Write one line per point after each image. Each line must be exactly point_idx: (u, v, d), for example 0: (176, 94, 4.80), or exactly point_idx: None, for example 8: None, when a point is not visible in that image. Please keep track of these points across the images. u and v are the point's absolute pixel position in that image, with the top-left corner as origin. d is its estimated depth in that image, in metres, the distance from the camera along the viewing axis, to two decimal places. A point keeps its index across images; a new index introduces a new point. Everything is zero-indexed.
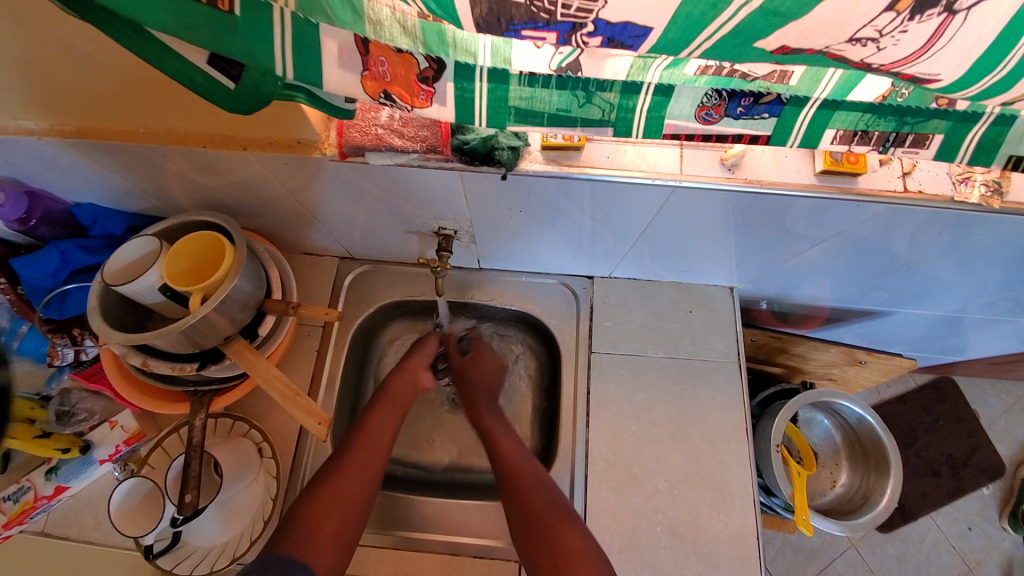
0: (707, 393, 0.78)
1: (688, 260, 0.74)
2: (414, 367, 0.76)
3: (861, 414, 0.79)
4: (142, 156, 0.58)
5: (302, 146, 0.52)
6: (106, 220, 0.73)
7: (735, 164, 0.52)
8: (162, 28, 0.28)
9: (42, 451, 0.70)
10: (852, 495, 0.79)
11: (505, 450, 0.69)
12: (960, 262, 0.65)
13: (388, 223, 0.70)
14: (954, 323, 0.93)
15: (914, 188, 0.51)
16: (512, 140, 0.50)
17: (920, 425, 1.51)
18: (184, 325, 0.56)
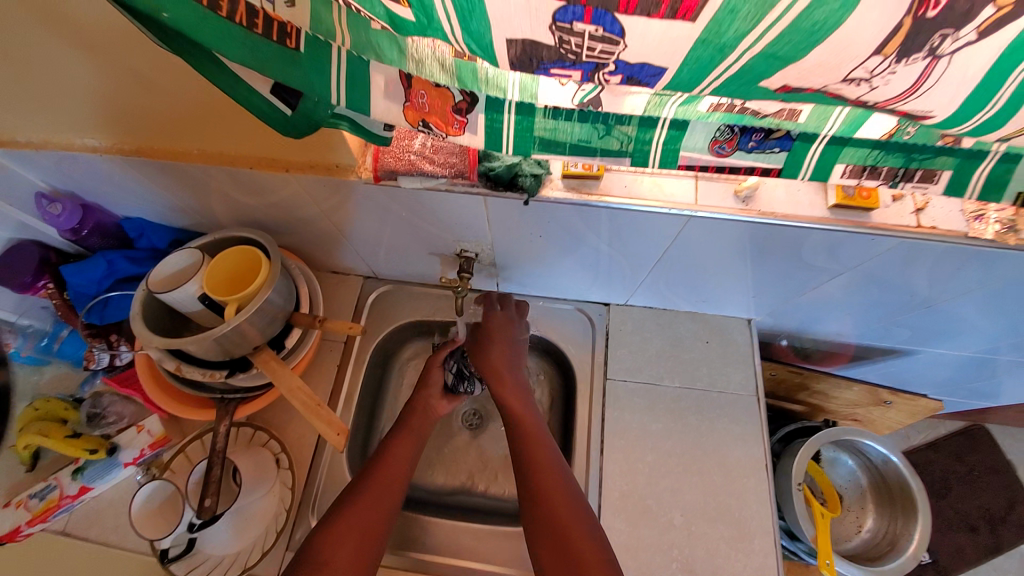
0: (725, 425, 0.77)
1: (704, 290, 0.75)
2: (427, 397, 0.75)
3: (886, 455, 0.76)
4: (193, 174, 0.63)
5: (340, 170, 0.56)
6: (153, 233, 0.79)
7: (749, 196, 0.54)
8: (241, 62, 0.31)
9: (71, 451, 0.73)
10: (878, 541, 0.76)
11: (533, 441, 0.65)
12: (982, 301, 0.65)
13: (413, 244, 0.73)
14: (983, 365, 0.90)
15: (928, 224, 0.52)
16: (535, 168, 0.52)
17: (953, 475, 1.46)
18: (218, 333, 0.59)
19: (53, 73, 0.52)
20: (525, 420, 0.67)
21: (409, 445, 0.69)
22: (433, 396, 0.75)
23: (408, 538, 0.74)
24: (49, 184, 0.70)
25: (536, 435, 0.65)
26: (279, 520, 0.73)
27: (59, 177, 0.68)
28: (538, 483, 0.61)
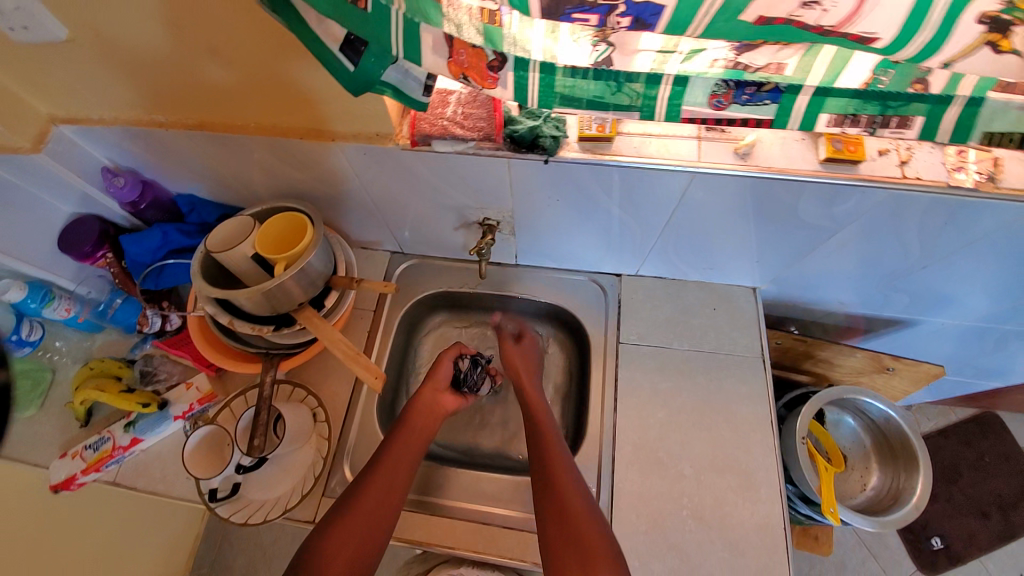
0: (732, 385, 0.81)
1: (709, 256, 0.80)
2: (432, 391, 0.79)
3: (885, 411, 0.80)
4: (245, 146, 0.71)
5: (379, 138, 0.64)
6: (203, 208, 0.87)
7: (747, 152, 0.60)
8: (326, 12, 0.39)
9: (126, 404, 0.81)
10: (883, 496, 0.79)
11: (550, 450, 0.70)
12: (974, 259, 0.69)
13: (440, 213, 0.80)
14: (984, 335, 0.94)
15: (911, 174, 0.58)
16: (554, 131, 0.59)
17: (963, 461, 1.47)
18: (268, 287, 0.66)
19: (135, 59, 0.61)
20: (548, 440, 0.71)
21: (392, 470, 0.68)
22: (439, 389, 0.80)
23: (435, 486, 0.80)
24: (111, 159, 0.79)
25: (558, 452, 0.70)
26: (317, 466, 0.79)
27: (127, 153, 0.77)
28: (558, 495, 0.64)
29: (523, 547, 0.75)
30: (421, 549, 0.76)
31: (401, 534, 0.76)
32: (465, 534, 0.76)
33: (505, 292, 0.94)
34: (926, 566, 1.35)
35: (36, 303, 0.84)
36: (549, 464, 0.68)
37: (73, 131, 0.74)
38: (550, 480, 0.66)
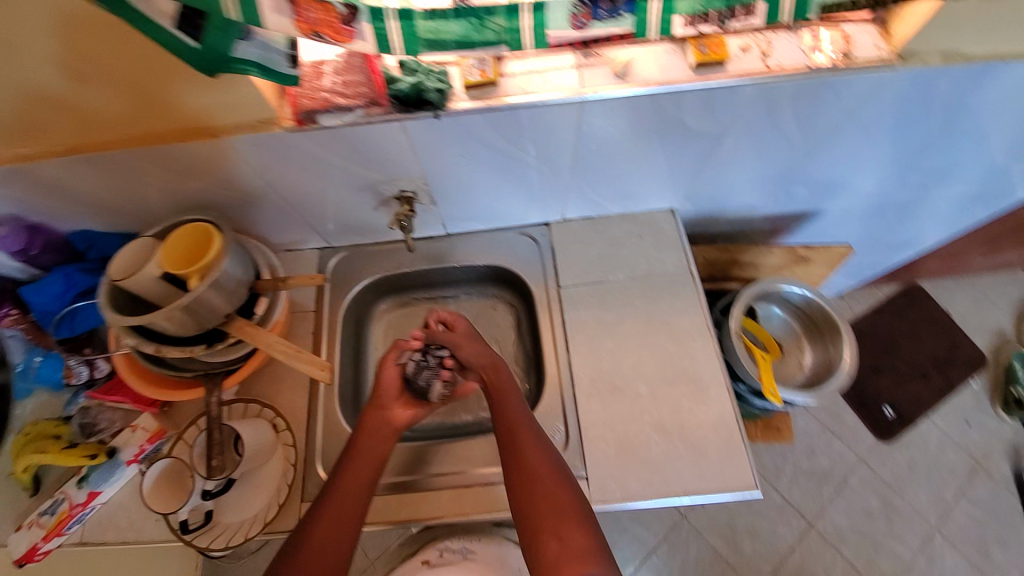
0: (669, 302, 0.86)
1: (623, 185, 0.83)
2: (378, 411, 0.74)
3: (804, 293, 0.87)
4: (127, 163, 0.67)
5: (264, 124, 0.62)
6: (102, 242, 0.82)
7: (625, 72, 0.63)
8: None
9: (71, 460, 0.77)
10: (820, 370, 0.87)
11: (513, 418, 0.71)
12: (852, 136, 0.75)
13: (354, 196, 0.78)
14: (883, 211, 1.02)
15: (774, 64, 0.63)
16: (438, 84, 0.60)
17: (898, 333, 1.61)
18: (185, 300, 0.63)
19: None
20: (510, 409, 0.72)
21: (354, 488, 0.68)
22: (390, 400, 0.75)
23: (412, 465, 0.80)
24: None
25: (520, 420, 0.70)
26: (288, 475, 0.78)
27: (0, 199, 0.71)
28: (535, 474, 0.66)
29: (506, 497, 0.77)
30: (406, 526, 0.77)
31: (389, 517, 0.77)
32: (449, 500, 0.77)
33: (443, 264, 0.94)
34: (884, 433, 1.48)
35: None
36: (512, 435, 0.69)
37: None
38: (516, 450, 0.68)
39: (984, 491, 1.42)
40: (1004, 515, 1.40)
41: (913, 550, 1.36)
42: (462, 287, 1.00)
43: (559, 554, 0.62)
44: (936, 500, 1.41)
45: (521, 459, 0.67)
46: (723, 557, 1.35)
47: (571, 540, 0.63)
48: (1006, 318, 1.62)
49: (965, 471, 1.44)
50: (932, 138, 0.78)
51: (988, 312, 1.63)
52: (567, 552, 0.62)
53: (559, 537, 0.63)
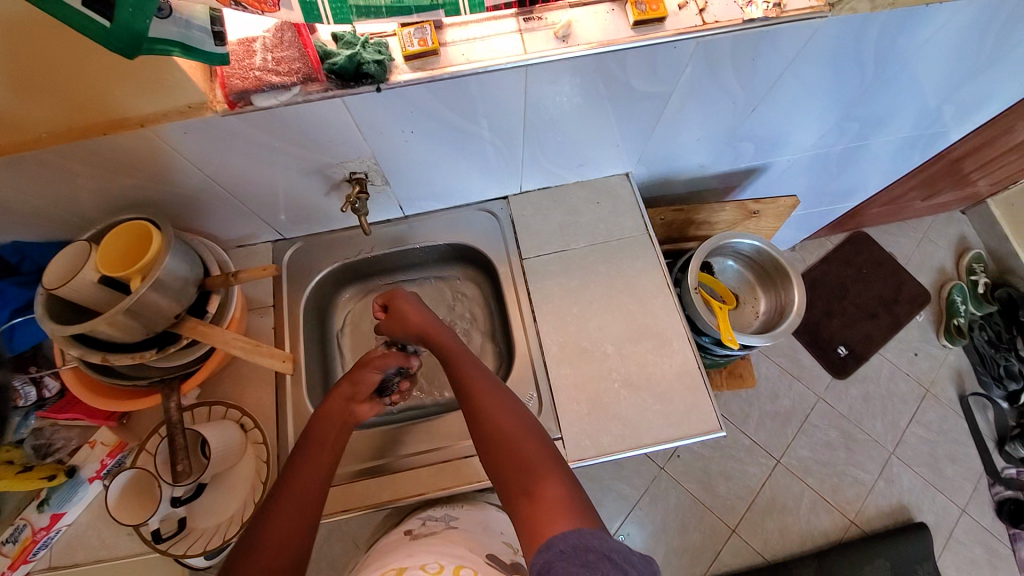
0: (629, 263, 0.88)
1: (576, 152, 0.83)
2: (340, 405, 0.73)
3: (754, 244, 0.90)
4: (48, 163, 0.62)
5: (194, 110, 0.59)
6: (35, 253, 0.77)
7: (567, 34, 0.62)
8: None
9: (27, 485, 0.72)
10: (773, 315, 0.91)
11: (477, 385, 0.72)
12: (791, 86, 0.77)
13: (302, 183, 0.76)
14: (825, 161, 1.07)
15: (710, 20, 0.63)
16: (376, 55, 0.58)
17: (847, 279, 1.71)
18: (127, 303, 0.59)
19: None
20: (475, 377, 0.73)
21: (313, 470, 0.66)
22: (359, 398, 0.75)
23: (389, 446, 0.81)
24: None
25: (485, 385, 0.72)
26: (262, 472, 0.76)
27: None
28: (501, 433, 0.67)
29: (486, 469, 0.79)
30: (387, 507, 0.78)
31: (370, 499, 0.77)
32: (430, 477, 0.78)
33: (404, 246, 0.93)
34: (840, 372, 1.58)
35: None
36: (477, 401, 0.70)
37: None
38: (480, 413, 0.69)
39: (932, 415, 1.55)
40: (949, 433, 1.53)
41: (872, 475, 1.47)
42: (426, 268, 1.00)
43: (531, 512, 0.59)
44: (890, 427, 1.52)
45: (485, 422, 0.68)
46: (702, 502, 1.43)
47: (544, 495, 0.60)
48: (943, 256, 1.74)
49: (914, 398, 1.56)
50: (864, 85, 0.82)
51: (928, 252, 1.75)
52: (539, 508, 0.59)
53: (530, 495, 0.61)
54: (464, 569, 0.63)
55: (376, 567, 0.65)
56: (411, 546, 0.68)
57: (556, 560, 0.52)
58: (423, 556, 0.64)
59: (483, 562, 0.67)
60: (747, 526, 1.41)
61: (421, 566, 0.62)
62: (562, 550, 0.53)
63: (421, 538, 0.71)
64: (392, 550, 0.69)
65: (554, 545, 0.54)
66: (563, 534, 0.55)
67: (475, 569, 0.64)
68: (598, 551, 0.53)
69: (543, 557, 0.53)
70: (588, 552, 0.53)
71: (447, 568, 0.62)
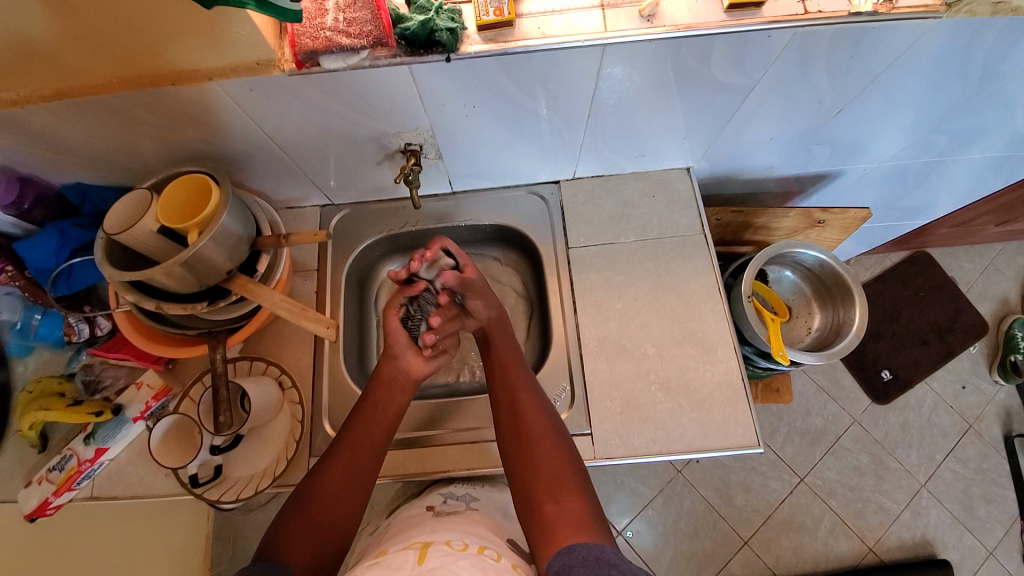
0: (679, 264, 0.84)
1: (639, 141, 0.79)
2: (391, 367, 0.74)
3: (818, 256, 0.85)
4: (117, 108, 0.62)
5: (261, 67, 0.58)
6: (95, 196, 0.78)
7: (653, 14, 0.58)
8: None
9: (77, 418, 0.76)
10: (827, 333, 0.86)
11: (514, 383, 0.72)
12: (883, 95, 0.71)
13: (357, 150, 0.75)
14: (902, 174, 0.99)
15: (813, 9, 0.58)
16: (449, 23, 0.55)
17: (901, 300, 1.61)
18: (183, 256, 0.60)
19: None
20: (512, 374, 0.73)
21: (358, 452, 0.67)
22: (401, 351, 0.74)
23: (418, 420, 0.82)
24: None
25: (519, 385, 0.71)
26: (296, 431, 0.78)
27: None
28: (531, 434, 0.67)
29: None
30: (410, 479, 0.79)
31: (395, 470, 0.78)
32: (456, 456, 0.79)
33: (448, 223, 0.91)
34: (881, 396, 1.51)
35: None
36: (511, 399, 0.70)
37: None
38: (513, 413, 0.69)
39: (973, 452, 1.46)
40: (989, 472, 1.44)
41: (899, 505, 1.41)
42: (468, 247, 0.98)
43: (556, 516, 0.62)
44: (926, 459, 1.45)
45: (520, 420, 0.69)
46: (717, 510, 1.40)
47: (566, 504, 0.63)
48: (1010, 286, 1.62)
49: (956, 433, 1.48)
50: (963, 100, 0.75)
51: (993, 280, 1.63)
52: (563, 516, 0.62)
53: (555, 500, 0.63)
54: (489, 550, 0.62)
55: (400, 538, 0.65)
56: (436, 522, 0.68)
57: (578, 565, 0.54)
58: (447, 532, 0.64)
59: (505, 546, 0.67)
60: (761, 540, 1.38)
61: (447, 541, 0.62)
62: (584, 558, 0.55)
63: (445, 516, 0.72)
64: (416, 524, 0.69)
65: (576, 552, 0.56)
66: (586, 544, 0.57)
67: (500, 552, 0.63)
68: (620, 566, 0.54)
69: (564, 561, 0.56)
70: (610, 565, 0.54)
71: (472, 546, 0.62)
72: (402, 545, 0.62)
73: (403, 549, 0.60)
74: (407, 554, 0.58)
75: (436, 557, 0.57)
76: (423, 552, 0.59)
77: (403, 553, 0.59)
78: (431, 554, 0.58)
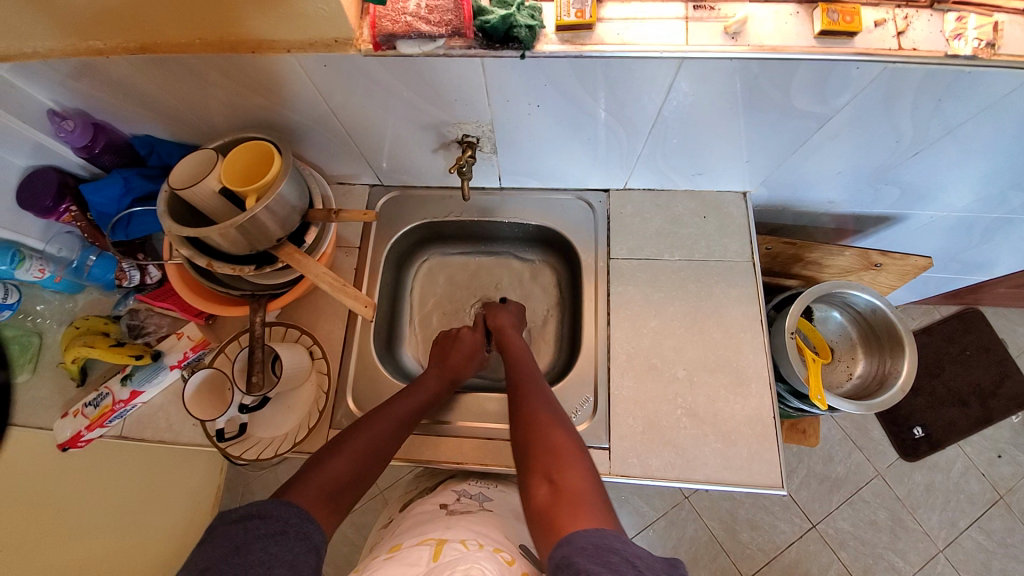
0: (722, 289, 0.82)
1: (698, 160, 0.77)
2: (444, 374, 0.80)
3: (871, 301, 0.81)
4: (194, 68, 0.64)
5: (339, 45, 0.59)
6: (162, 150, 0.81)
7: (738, 32, 0.56)
8: None
9: (119, 358, 0.79)
10: (869, 382, 0.83)
11: (523, 375, 0.76)
12: (966, 143, 0.68)
13: (415, 136, 0.75)
14: (970, 227, 0.94)
15: (908, 46, 0.55)
16: (529, 20, 0.55)
17: (945, 356, 1.54)
18: (239, 219, 0.61)
19: None
20: (523, 369, 0.78)
21: (385, 431, 0.68)
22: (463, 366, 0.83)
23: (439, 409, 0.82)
24: (56, 101, 0.73)
25: (528, 378, 0.76)
26: (320, 402, 0.79)
27: (70, 92, 0.71)
28: (535, 421, 0.67)
29: None
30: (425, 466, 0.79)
31: (409, 455, 0.78)
32: (471, 450, 0.79)
33: (492, 218, 0.91)
34: (908, 452, 1.44)
35: (7, 264, 0.80)
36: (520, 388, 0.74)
37: (9, 72, 0.66)
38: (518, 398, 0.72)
39: (1000, 525, 1.38)
40: (1013, 549, 1.36)
41: (913, 568, 1.35)
42: (508, 245, 0.98)
43: (549, 497, 0.57)
44: (947, 524, 1.38)
45: (524, 408, 0.70)
46: (720, 543, 1.37)
47: (562, 482, 0.58)
48: None
49: (984, 503, 1.40)
50: None
51: None
52: (558, 495, 0.57)
53: (550, 480, 0.59)
54: (503, 552, 0.63)
55: (414, 533, 0.66)
56: (449, 519, 0.69)
57: (576, 557, 0.49)
58: (461, 531, 0.65)
59: (517, 551, 0.67)
60: None
61: (461, 540, 0.62)
62: (582, 548, 0.49)
63: (458, 514, 0.72)
64: (428, 521, 0.70)
65: (575, 540, 0.50)
66: (587, 533, 0.51)
67: (513, 556, 0.63)
68: (622, 555, 0.48)
69: (562, 551, 0.50)
70: (610, 554, 0.48)
71: (486, 547, 0.62)
72: (415, 540, 0.64)
73: (418, 544, 0.62)
74: (421, 550, 0.60)
75: (449, 554, 0.58)
76: (437, 549, 0.60)
77: (418, 550, 0.60)
78: (445, 550, 0.59)
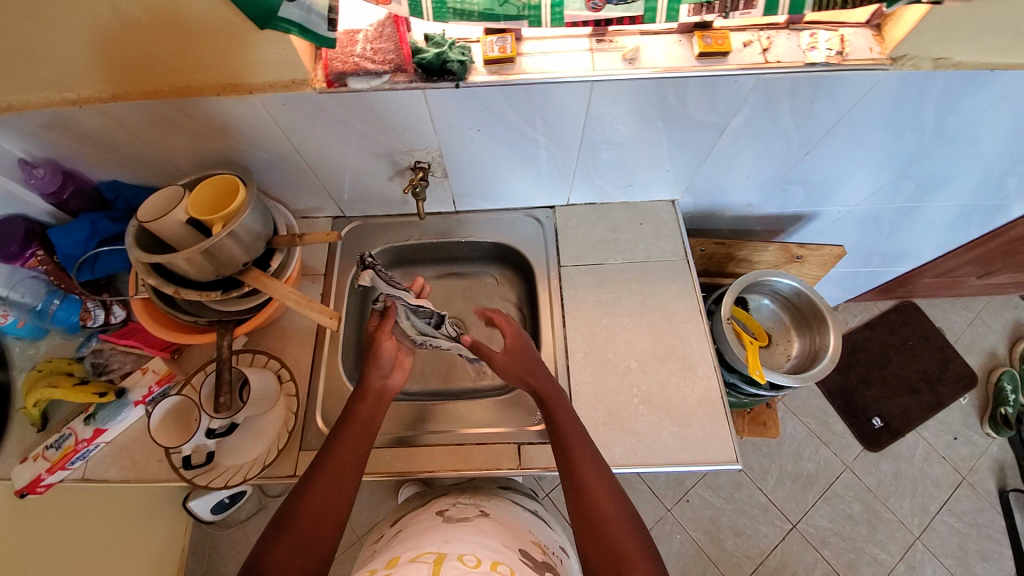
0: (664, 285, 0.90)
1: (627, 172, 0.87)
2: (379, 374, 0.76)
3: (794, 284, 0.90)
4: (161, 112, 0.71)
5: (296, 85, 0.67)
6: (129, 193, 0.86)
7: (634, 57, 0.67)
8: None
9: (82, 397, 0.80)
10: (805, 359, 0.90)
11: (570, 437, 0.70)
12: (853, 134, 0.79)
13: (372, 165, 0.83)
14: (875, 220, 1.07)
15: (772, 59, 0.67)
16: (460, 56, 0.65)
17: (890, 347, 1.65)
18: (207, 243, 0.66)
19: (32, 33, 0.59)
20: (567, 426, 0.72)
21: (334, 480, 0.65)
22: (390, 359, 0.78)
23: (408, 421, 0.85)
24: (28, 151, 0.78)
25: (574, 438, 0.70)
26: (289, 423, 0.81)
27: (42, 143, 0.76)
28: (590, 510, 0.64)
29: (494, 457, 0.81)
30: (403, 477, 0.81)
31: (381, 467, 0.80)
32: (442, 456, 0.81)
33: (450, 238, 0.98)
34: (871, 442, 1.51)
35: None
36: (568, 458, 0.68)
37: None
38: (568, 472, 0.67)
39: (968, 505, 1.44)
40: (984, 528, 1.42)
41: (894, 558, 1.38)
42: (468, 264, 1.05)
43: None
44: (919, 510, 1.43)
45: (577, 490, 0.65)
46: (707, 553, 1.38)
47: None
48: (996, 340, 1.65)
49: (949, 484, 1.47)
50: (923, 145, 0.82)
51: (979, 333, 1.67)
52: None
53: None
54: (502, 565, 0.62)
55: (413, 548, 0.66)
56: (447, 533, 0.69)
57: None
58: (461, 545, 0.64)
59: (516, 558, 0.67)
60: None
61: (460, 557, 0.61)
62: None
63: (456, 523, 0.73)
64: (428, 532, 0.71)
65: None
66: None
67: (512, 567, 0.63)
68: None
69: None
70: None
71: (485, 563, 0.61)
72: (413, 555, 0.63)
73: (416, 561, 0.61)
74: (420, 566, 0.59)
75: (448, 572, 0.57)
76: (435, 567, 0.59)
77: (415, 566, 0.60)
78: (444, 567, 0.58)
